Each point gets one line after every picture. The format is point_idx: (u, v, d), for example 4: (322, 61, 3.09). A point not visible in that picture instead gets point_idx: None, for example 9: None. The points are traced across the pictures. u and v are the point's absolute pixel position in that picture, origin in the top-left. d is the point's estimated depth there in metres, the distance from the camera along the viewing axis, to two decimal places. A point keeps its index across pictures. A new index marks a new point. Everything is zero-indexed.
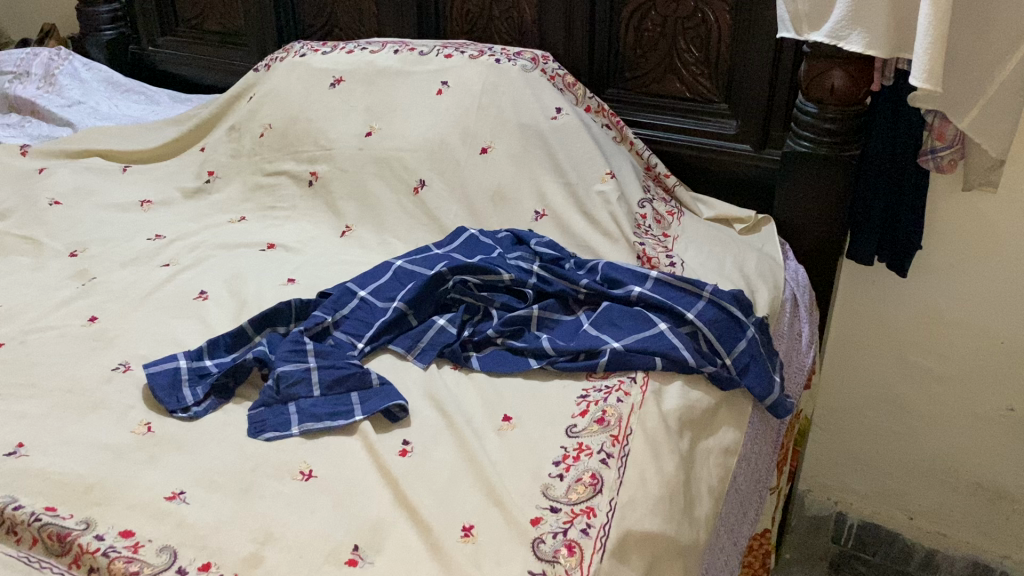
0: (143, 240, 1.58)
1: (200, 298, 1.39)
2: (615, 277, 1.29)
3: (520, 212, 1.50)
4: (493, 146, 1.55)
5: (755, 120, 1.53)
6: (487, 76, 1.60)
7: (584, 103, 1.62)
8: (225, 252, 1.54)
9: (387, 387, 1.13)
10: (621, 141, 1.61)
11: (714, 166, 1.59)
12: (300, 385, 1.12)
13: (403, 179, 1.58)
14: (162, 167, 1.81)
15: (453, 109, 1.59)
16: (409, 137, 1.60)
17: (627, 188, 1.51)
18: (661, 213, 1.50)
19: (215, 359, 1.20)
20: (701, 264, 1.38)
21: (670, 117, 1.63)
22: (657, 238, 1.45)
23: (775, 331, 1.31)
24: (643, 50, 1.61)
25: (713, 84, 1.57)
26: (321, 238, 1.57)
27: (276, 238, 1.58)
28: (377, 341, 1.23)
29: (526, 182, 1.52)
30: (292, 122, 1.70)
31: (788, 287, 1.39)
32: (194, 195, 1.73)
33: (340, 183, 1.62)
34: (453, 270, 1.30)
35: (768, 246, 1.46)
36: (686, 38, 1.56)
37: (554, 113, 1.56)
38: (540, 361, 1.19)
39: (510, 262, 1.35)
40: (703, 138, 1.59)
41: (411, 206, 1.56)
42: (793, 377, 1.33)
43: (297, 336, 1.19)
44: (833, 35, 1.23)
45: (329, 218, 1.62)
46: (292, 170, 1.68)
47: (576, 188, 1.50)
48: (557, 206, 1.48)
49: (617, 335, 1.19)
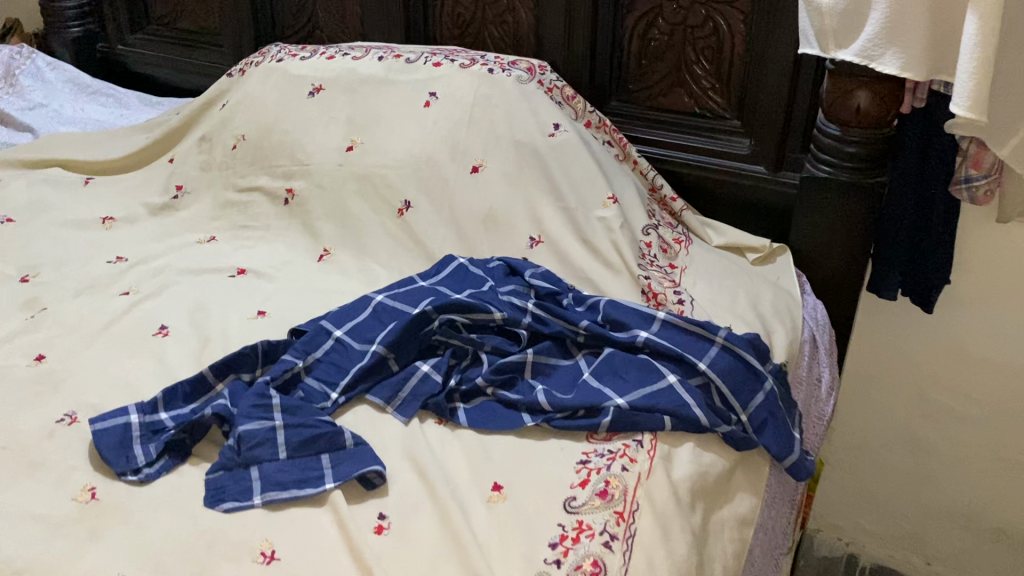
0: (103, 263, 1.45)
1: (160, 334, 1.25)
2: (618, 318, 1.17)
3: (513, 238, 1.38)
4: (485, 164, 1.42)
5: (771, 140, 1.40)
6: (479, 87, 1.47)
7: (584, 117, 1.49)
8: (192, 277, 1.41)
9: (364, 448, 1.01)
10: (624, 160, 1.49)
11: (724, 188, 1.47)
12: (265, 447, 0.99)
13: (386, 199, 1.45)
14: (128, 179, 1.67)
15: (442, 122, 1.46)
16: (393, 152, 1.47)
17: (630, 213, 1.38)
18: (667, 241, 1.38)
19: (171, 412, 1.07)
20: (713, 302, 1.26)
21: (676, 134, 1.50)
22: (663, 270, 1.32)
23: (793, 380, 1.19)
24: (649, 61, 1.48)
25: (724, 99, 1.44)
26: (296, 263, 1.45)
27: (248, 262, 1.45)
28: (353, 391, 1.11)
29: (520, 205, 1.39)
30: (267, 134, 1.57)
31: (807, 327, 1.27)
32: (160, 212, 1.59)
33: (319, 202, 1.50)
34: (439, 309, 1.17)
35: (784, 280, 1.34)
36: (696, 50, 1.43)
37: (552, 129, 1.43)
38: (535, 417, 1.06)
39: (502, 299, 1.23)
40: (713, 158, 1.47)
41: (394, 229, 1.43)
42: (812, 428, 1.22)
43: (263, 387, 1.06)
44: (863, 54, 1.10)
45: (306, 241, 1.49)
46: (267, 186, 1.55)
47: (575, 213, 1.37)
48: (554, 233, 1.36)
49: (621, 388, 1.07)
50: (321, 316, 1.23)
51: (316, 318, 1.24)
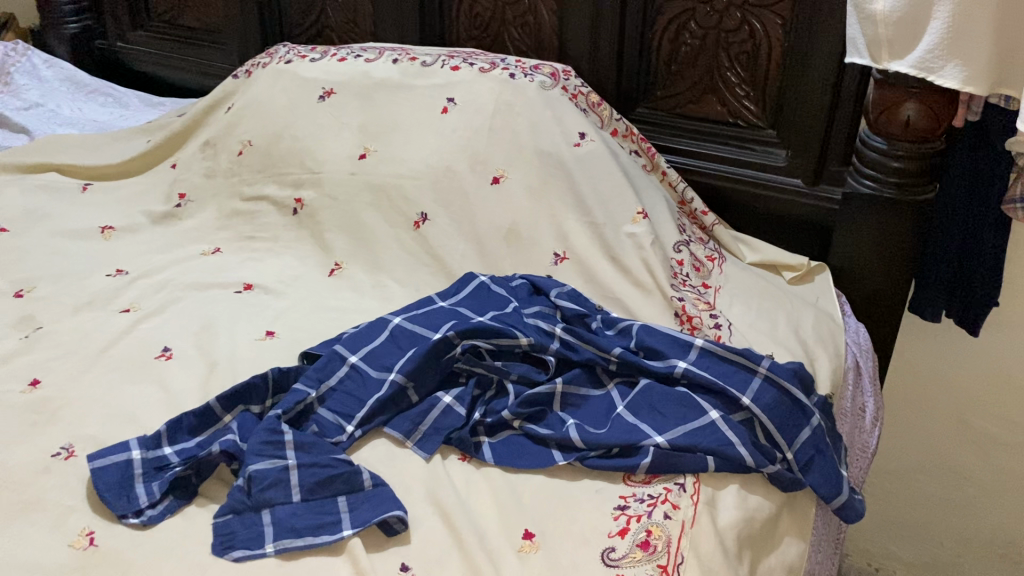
0: (102, 277, 1.37)
1: (163, 357, 1.17)
2: (653, 345, 1.09)
3: (537, 254, 1.30)
4: (507, 175, 1.34)
5: (809, 152, 1.33)
6: (501, 93, 1.39)
7: (611, 126, 1.42)
8: (196, 293, 1.34)
9: (383, 490, 0.93)
10: (652, 170, 1.42)
11: (757, 202, 1.40)
12: (277, 489, 0.92)
13: (401, 211, 1.37)
14: (128, 185, 1.59)
15: (461, 129, 1.38)
16: (409, 161, 1.39)
17: (661, 229, 1.30)
18: (699, 258, 1.30)
19: (176, 446, 1.00)
20: (751, 326, 1.19)
21: (708, 144, 1.43)
22: (696, 290, 1.25)
23: (838, 412, 1.12)
24: (679, 67, 1.41)
25: (759, 107, 1.37)
26: (305, 278, 1.37)
27: (254, 277, 1.38)
28: (370, 424, 1.04)
29: (544, 220, 1.31)
30: (275, 140, 1.49)
31: (850, 353, 1.20)
32: (162, 220, 1.51)
33: (330, 212, 1.42)
34: (462, 334, 1.10)
35: (823, 301, 1.27)
36: (730, 55, 1.36)
37: (577, 139, 1.35)
38: (567, 455, 0.99)
39: (528, 322, 1.15)
40: (746, 169, 1.40)
41: (410, 242, 1.36)
42: (856, 462, 1.15)
43: (275, 420, 0.99)
44: (921, 66, 1.02)
45: (316, 254, 1.41)
46: (274, 195, 1.47)
47: (602, 229, 1.29)
48: (580, 249, 1.28)
49: (659, 424, 1.00)
50: (335, 339, 1.16)
51: (329, 340, 1.16)
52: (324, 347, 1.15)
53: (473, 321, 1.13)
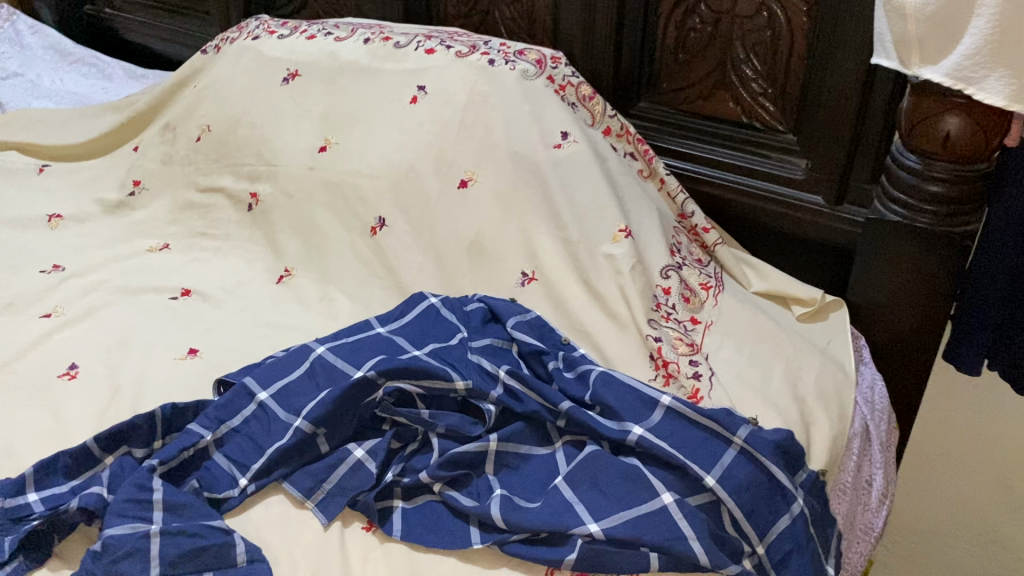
0: (35, 273, 1.26)
1: (67, 376, 1.05)
2: (609, 401, 0.91)
3: (502, 273, 1.13)
4: (475, 178, 1.17)
5: (832, 165, 1.12)
6: (475, 82, 1.21)
7: (603, 123, 1.23)
8: (130, 298, 1.21)
9: (260, 568, 0.79)
10: (648, 177, 1.23)
11: (769, 219, 1.20)
12: (132, 561, 0.77)
13: (358, 214, 1.22)
14: (86, 169, 1.48)
15: (428, 123, 1.21)
16: (370, 158, 1.23)
17: (647, 250, 1.11)
18: (691, 286, 1.11)
19: (42, 493, 0.86)
20: (740, 376, 1.00)
21: (717, 148, 1.23)
22: (681, 326, 1.06)
23: (832, 487, 0.93)
24: (687, 56, 1.20)
25: (777, 107, 1.15)
26: (251, 285, 1.24)
27: (196, 281, 1.25)
28: (267, 477, 0.89)
29: (512, 233, 1.13)
30: (234, 127, 1.35)
31: (859, 414, 1.00)
32: (114, 210, 1.39)
33: (285, 211, 1.28)
34: (386, 374, 0.93)
35: (834, 347, 1.07)
36: (745, 43, 1.14)
37: (558, 140, 1.17)
38: (486, 536, 0.82)
39: (469, 360, 0.98)
40: (759, 180, 1.20)
41: (366, 250, 1.21)
42: (855, 547, 0.95)
43: (147, 473, 0.85)
44: (958, 75, 0.81)
45: (267, 258, 1.28)
46: (230, 187, 1.33)
47: (576, 246, 1.11)
48: (550, 271, 1.10)
49: (600, 504, 0.82)
50: (255, 368, 1.02)
51: (248, 368, 1.02)
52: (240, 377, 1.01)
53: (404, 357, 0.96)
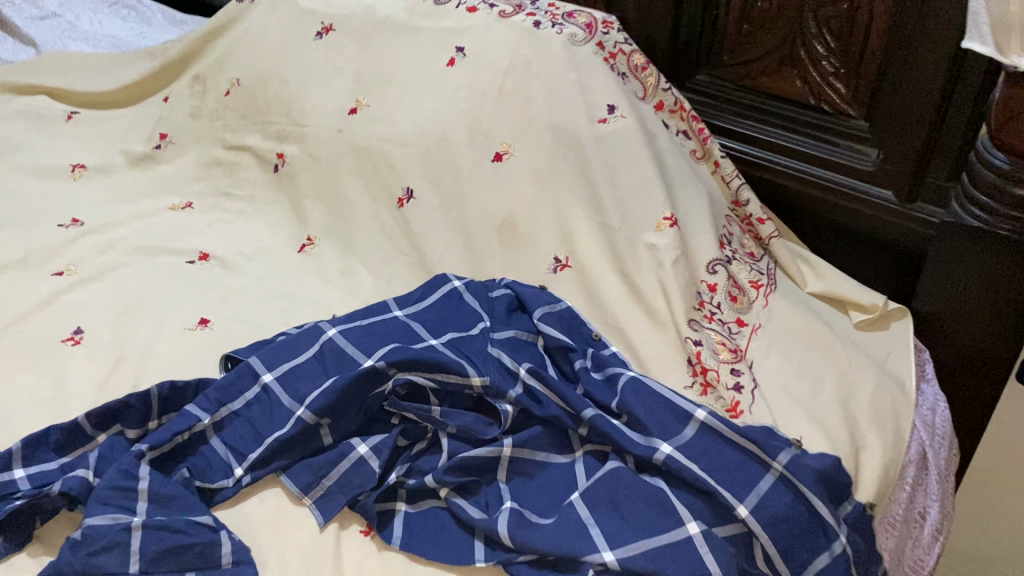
0: (53, 227, 1.21)
1: (71, 341, 1.01)
2: (636, 411, 0.83)
3: (533, 258, 1.05)
4: (511, 151, 1.08)
5: (905, 158, 1.00)
6: (517, 47, 1.12)
7: (655, 96, 1.12)
8: (146, 259, 1.17)
9: (244, 571, 0.74)
10: (702, 158, 1.12)
11: (832, 213, 1.10)
12: (110, 555, 0.73)
13: (386, 184, 1.15)
14: (115, 118, 1.43)
15: (465, 90, 1.13)
16: (401, 124, 1.15)
17: (693, 242, 1.02)
18: (740, 283, 1.01)
19: (29, 468, 0.82)
20: (785, 389, 0.91)
21: (780, 131, 1.13)
22: (725, 329, 0.97)
23: (880, 520, 0.84)
24: (752, 27, 1.09)
25: (849, 90, 1.04)
26: (271, 252, 1.18)
27: (216, 244, 1.19)
28: (264, 468, 0.83)
29: (547, 214, 1.05)
30: (263, 83, 1.28)
31: (916, 439, 0.90)
32: (139, 163, 1.35)
33: (311, 176, 1.22)
34: (396, 365, 0.86)
35: (894, 361, 0.96)
36: (818, 16, 1.02)
37: (604, 114, 1.07)
38: (491, 554, 0.75)
39: (489, 354, 0.91)
40: (823, 170, 1.09)
41: (391, 223, 1.14)
42: None
43: (134, 459, 0.79)
44: None
45: (291, 224, 1.22)
46: (256, 146, 1.27)
47: (615, 234, 1.02)
48: (584, 258, 1.02)
49: (617, 529, 0.75)
50: (263, 346, 0.96)
51: (257, 346, 0.96)
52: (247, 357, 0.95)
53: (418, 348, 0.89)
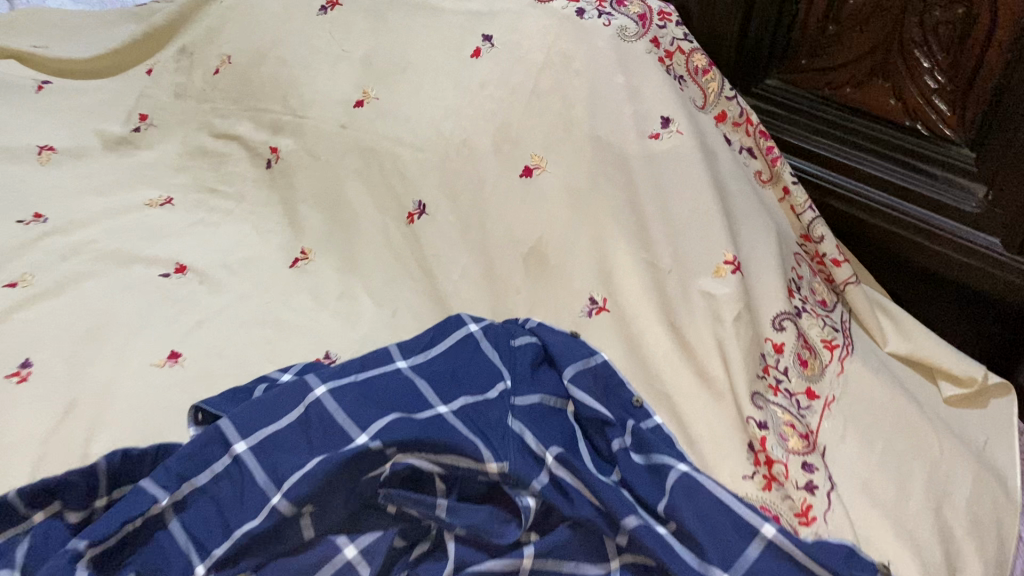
0: (11, 224, 1.05)
1: (17, 376, 0.86)
2: (689, 522, 0.68)
3: (564, 296, 0.88)
4: (543, 165, 0.91)
5: (1019, 203, 0.82)
6: (557, 38, 0.93)
7: (717, 106, 0.94)
8: (113, 267, 1.00)
9: None
10: (769, 182, 0.95)
11: (920, 255, 0.93)
12: None
13: (396, 193, 0.98)
14: (92, 90, 1.26)
15: (491, 86, 0.95)
16: (415, 123, 0.98)
17: (757, 290, 0.85)
18: (810, 341, 0.85)
19: None
20: (865, 488, 0.75)
21: (864, 153, 0.96)
22: (793, 403, 0.80)
23: None
24: (840, 28, 0.91)
25: (955, 113, 0.86)
26: (258, 262, 1.01)
27: (195, 252, 1.03)
28: (230, 568, 0.68)
29: (584, 246, 0.88)
30: (259, 62, 1.11)
31: (1021, 557, 0.75)
32: (116, 146, 1.18)
33: (308, 175, 1.05)
34: (397, 445, 0.71)
35: (995, 451, 0.80)
36: (924, 20, 0.84)
37: (657, 128, 0.89)
38: None
39: (508, 428, 0.75)
40: (913, 205, 0.92)
41: (399, 239, 0.97)
42: None
43: (70, 562, 0.64)
44: None
45: (283, 232, 1.04)
46: (246, 135, 1.12)
47: (666, 276, 0.84)
48: (626, 304, 0.85)
49: None
50: (241, 400, 0.80)
51: (234, 398, 0.81)
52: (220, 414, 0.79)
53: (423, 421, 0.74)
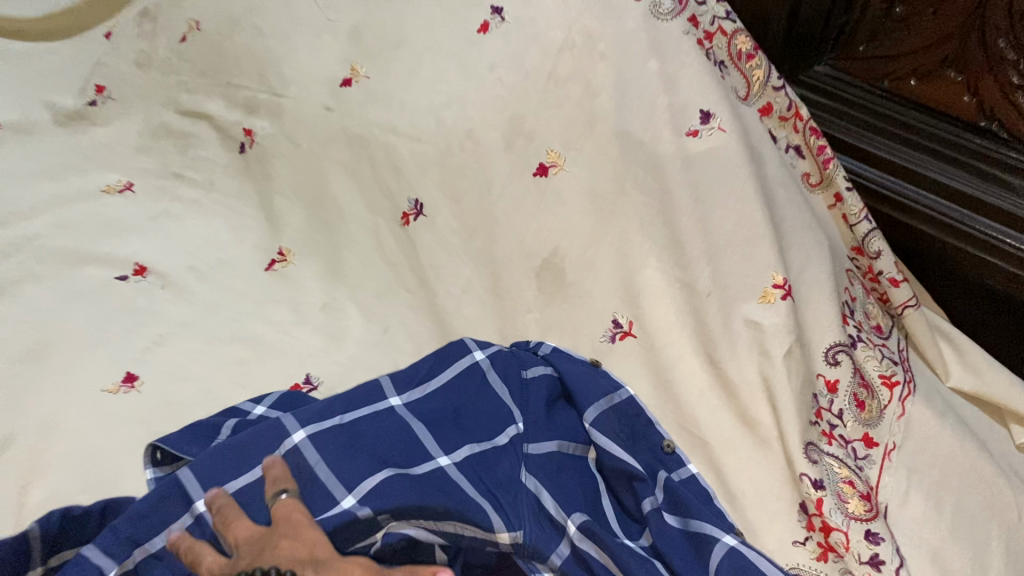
0: None
1: None
2: None
3: (584, 318, 0.76)
4: (560, 164, 0.79)
5: None
6: (579, 15, 0.80)
7: (762, 96, 0.81)
8: (62, 267, 0.87)
9: None
10: (817, 185, 0.83)
11: (976, 271, 0.84)
12: None
13: (389, 190, 0.86)
14: (45, 57, 1.13)
15: (501, 69, 0.82)
16: (412, 110, 0.85)
17: (809, 318, 0.73)
18: (866, 377, 0.74)
19: None
20: (937, 561, 0.64)
21: (929, 151, 0.90)
22: (849, 453, 0.69)
23: None
24: (911, 11, 0.90)
25: None
26: (229, 263, 0.88)
27: (157, 249, 0.90)
28: None
29: (606, 261, 0.76)
30: (232, 30, 0.99)
31: None
32: (69, 122, 1.05)
33: (287, 164, 0.92)
34: (389, 511, 0.58)
35: None
36: (1007, 8, 0.81)
37: (695, 123, 0.75)
38: None
39: (521, 484, 0.64)
40: (979, 216, 0.84)
41: (392, 243, 0.85)
42: None
43: None
44: None
45: (259, 229, 0.91)
46: (217, 115, 1.00)
47: (704, 300, 0.73)
48: (656, 331, 0.73)
49: None
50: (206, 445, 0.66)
51: (199, 436, 0.67)
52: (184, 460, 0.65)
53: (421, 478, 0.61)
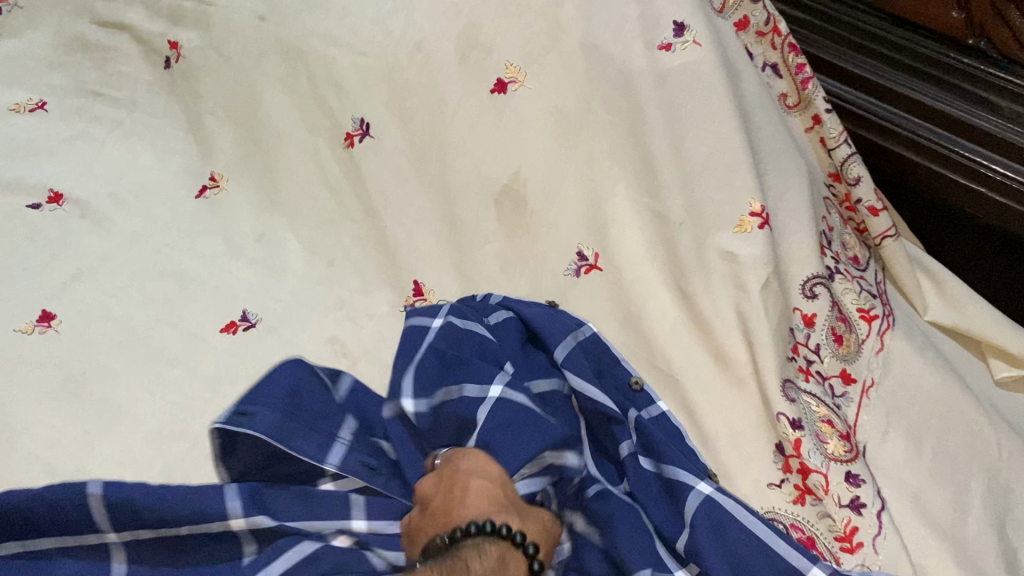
0: None
1: None
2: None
3: (547, 250, 0.71)
4: (520, 79, 0.72)
5: None
6: None
7: (738, 8, 0.75)
8: None
9: None
10: (796, 107, 0.77)
11: (927, 178, 0.85)
12: None
13: (330, 109, 0.77)
14: None
15: None
16: (355, 17, 0.77)
17: (787, 249, 0.68)
18: (844, 311, 0.70)
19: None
20: (918, 504, 0.61)
21: (902, 63, 0.90)
22: (826, 390, 0.65)
23: None
24: None
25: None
26: (153, 189, 0.80)
27: (73, 174, 0.81)
28: None
29: (570, 188, 0.70)
30: None
31: None
32: None
33: (216, 80, 0.83)
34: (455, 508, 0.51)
35: None
36: None
37: (668, 36, 0.69)
38: None
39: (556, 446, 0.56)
40: (932, 126, 0.86)
41: (334, 166, 0.77)
42: None
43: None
44: None
45: (186, 152, 0.83)
46: (138, 25, 0.90)
47: (674, 230, 0.67)
48: (624, 263, 0.68)
49: None
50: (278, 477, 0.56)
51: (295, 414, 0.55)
52: (248, 473, 0.55)
53: (489, 428, 0.53)
